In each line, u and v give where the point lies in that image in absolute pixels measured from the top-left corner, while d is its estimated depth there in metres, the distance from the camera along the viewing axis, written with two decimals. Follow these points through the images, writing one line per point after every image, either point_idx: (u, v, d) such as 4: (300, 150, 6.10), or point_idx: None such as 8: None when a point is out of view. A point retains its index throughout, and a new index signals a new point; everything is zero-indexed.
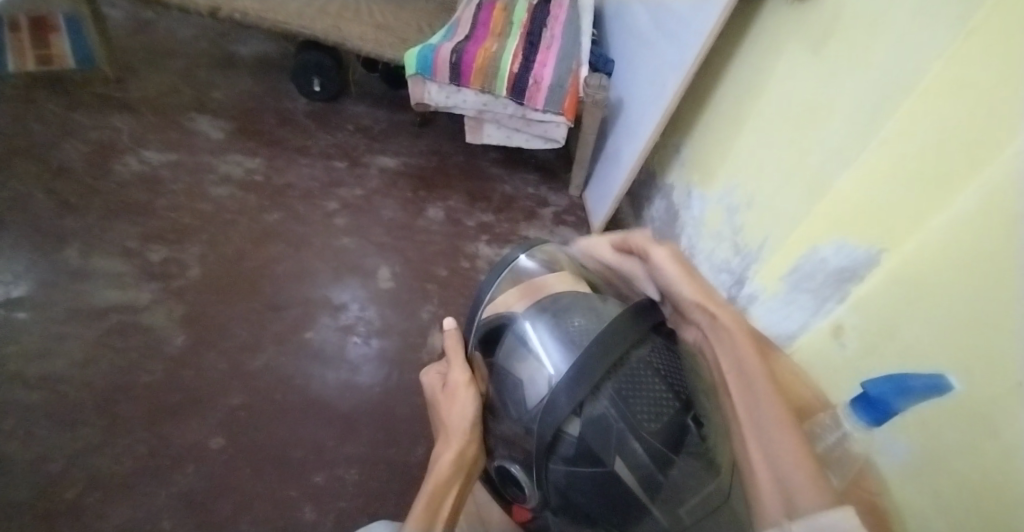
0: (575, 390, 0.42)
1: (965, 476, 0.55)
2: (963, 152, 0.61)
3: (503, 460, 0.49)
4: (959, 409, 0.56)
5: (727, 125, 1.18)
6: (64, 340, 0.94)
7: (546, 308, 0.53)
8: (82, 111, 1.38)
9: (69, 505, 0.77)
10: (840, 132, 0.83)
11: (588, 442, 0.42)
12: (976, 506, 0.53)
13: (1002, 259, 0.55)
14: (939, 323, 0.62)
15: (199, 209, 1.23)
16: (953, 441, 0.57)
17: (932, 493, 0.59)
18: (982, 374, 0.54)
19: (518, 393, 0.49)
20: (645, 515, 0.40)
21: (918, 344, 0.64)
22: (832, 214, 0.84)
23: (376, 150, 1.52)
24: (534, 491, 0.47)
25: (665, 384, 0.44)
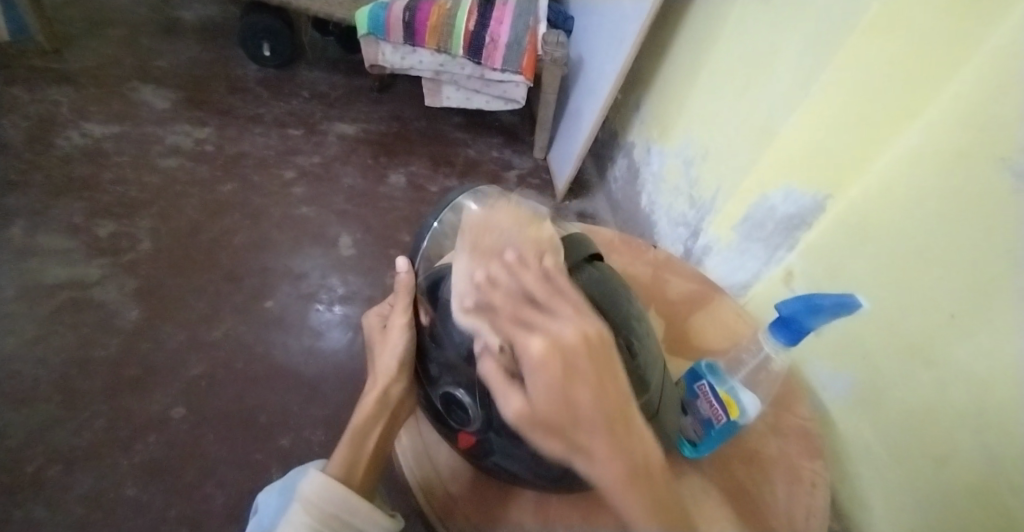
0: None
1: (905, 405, 0.62)
2: (899, 97, 0.64)
3: (447, 388, 0.43)
4: (900, 343, 0.63)
5: (682, 81, 1.18)
6: (12, 319, 0.92)
7: None
8: (15, 83, 1.31)
9: (28, 480, 0.76)
10: (783, 81, 0.84)
11: None
12: (914, 429, 0.61)
13: (941, 208, 0.59)
14: (881, 265, 0.66)
15: (149, 182, 1.19)
16: (893, 373, 0.64)
17: (871, 421, 0.67)
18: (920, 311, 0.61)
19: (453, 321, 0.43)
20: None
21: (861, 284, 0.69)
22: (778, 163, 0.85)
23: (334, 117, 1.48)
24: (477, 413, 0.42)
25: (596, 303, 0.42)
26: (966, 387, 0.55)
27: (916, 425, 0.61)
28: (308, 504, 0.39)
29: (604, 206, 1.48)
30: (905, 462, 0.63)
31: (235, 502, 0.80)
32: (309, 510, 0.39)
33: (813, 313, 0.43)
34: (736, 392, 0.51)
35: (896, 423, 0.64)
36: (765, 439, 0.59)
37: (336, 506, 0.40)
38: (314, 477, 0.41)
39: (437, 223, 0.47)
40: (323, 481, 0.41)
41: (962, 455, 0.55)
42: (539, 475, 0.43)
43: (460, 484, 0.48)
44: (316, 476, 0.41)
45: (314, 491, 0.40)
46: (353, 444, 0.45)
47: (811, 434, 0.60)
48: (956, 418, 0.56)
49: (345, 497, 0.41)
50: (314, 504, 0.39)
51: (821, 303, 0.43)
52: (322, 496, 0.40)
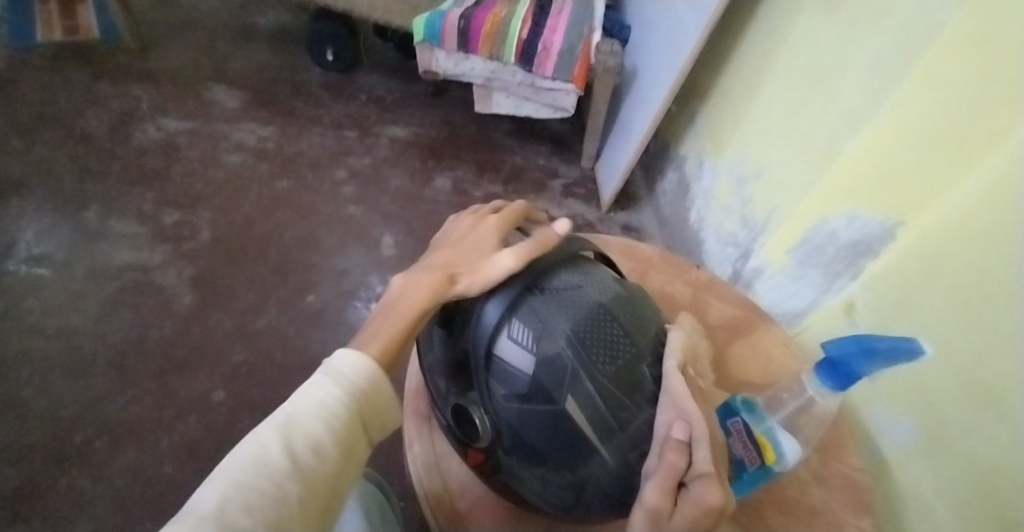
0: (530, 324, 0.39)
1: (974, 462, 0.55)
2: (981, 116, 0.56)
3: (457, 400, 0.41)
4: (970, 389, 0.56)
5: (741, 93, 1.12)
6: (80, 296, 0.99)
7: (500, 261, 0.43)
8: (104, 79, 1.43)
9: (79, 448, 0.82)
10: (852, 97, 0.78)
11: (540, 379, 0.37)
12: (982, 494, 0.54)
13: (1017, 249, 0.52)
14: (957, 304, 0.59)
15: (212, 176, 1.26)
16: (968, 427, 0.56)
17: (935, 476, 0.60)
18: (1001, 359, 0.52)
19: (461, 330, 0.41)
20: (592, 458, 0.38)
21: (934, 322, 0.62)
22: (843, 185, 0.79)
23: (387, 120, 1.52)
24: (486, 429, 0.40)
25: (621, 326, 0.39)
26: None
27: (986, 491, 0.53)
28: (340, 378, 0.35)
29: (651, 220, 1.43)
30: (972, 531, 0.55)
31: None
32: (339, 383, 0.35)
33: (867, 357, 0.38)
34: (773, 434, 0.45)
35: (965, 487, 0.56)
36: (806, 488, 0.54)
37: (368, 396, 0.36)
38: (345, 353, 0.37)
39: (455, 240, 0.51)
40: (364, 366, 0.36)
41: None
42: (548, 501, 0.41)
43: (470, 500, 0.47)
44: (350, 351, 0.37)
45: (347, 365, 0.36)
46: (401, 332, 0.39)
47: (859, 485, 0.55)
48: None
49: (379, 389, 0.37)
50: (349, 380, 0.35)
51: (875, 346, 0.38)
52: (361, 380, 0.36)
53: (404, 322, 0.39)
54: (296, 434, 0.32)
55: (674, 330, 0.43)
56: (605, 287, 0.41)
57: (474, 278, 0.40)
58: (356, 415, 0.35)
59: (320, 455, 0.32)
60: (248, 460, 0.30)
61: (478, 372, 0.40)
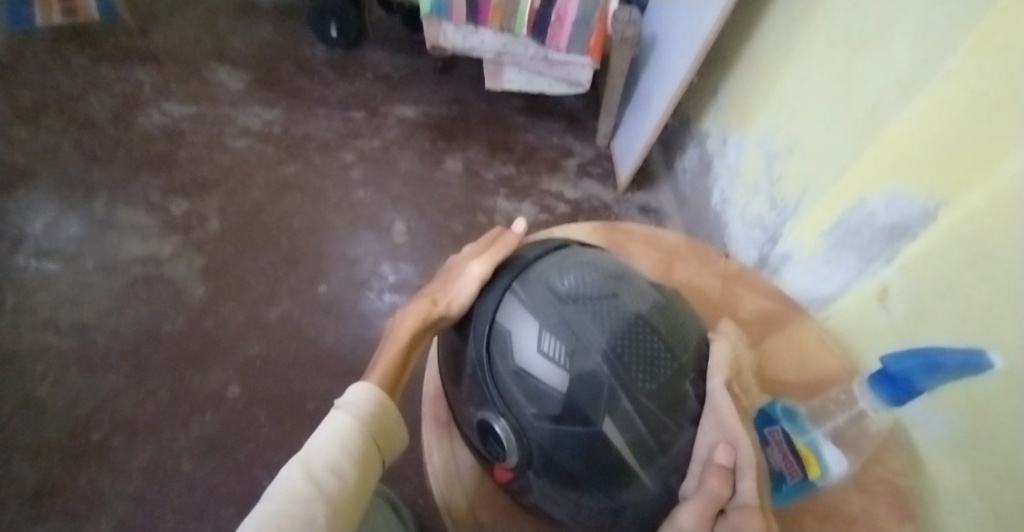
0: (563, 338, 0.35)
1: (1009, 462, 0.50)
2: None
3: (479, 416, 0.38)
4: (1003, 382, 0.51)
5: (772, 62, 1.05)
6: (92, 290, 0.98)
7: (523, 268, 0.40)
8: (105, 62, 1.39)
9: (97, 444, 0.82)
10: (898, 65, 0.72)
11: (574, 399, 0.34)
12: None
13: None
14: (997, 290, 0.53)
15: (219, 162, 1.23)
16: (1005, 419, 0.50)
17: (973, 472, 0.55)
18: None
19: (486, 340, 0.38)
20: (632, 483, 0.35)
21: (972, 310, 0.56)
22: (886, 161, 0.74)
23: (395, 99, 1.46)
24: (514, 449, 0.37)
25: (661, 339, 0.36)
26: None
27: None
28: (351, 408, 0.38)
29: (670, 199, 1.38)
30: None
31: None
32: (351, 413, 0.38)
33: (930, 374, 0.34)
34: (817, 446, 0.43)
35: (1005, 487, 0.51)
36: (847, 496, 0.51)
37: (378, 421, 0.39)
38: (352, 386, 0.39)
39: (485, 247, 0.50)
40: (371, 394, 0.39)
41: None
42: (581, 525, 0.38)
43: (492, 513, 0.45)
44: (357, 384, 0.39)
45: (356, 396, 0.39)
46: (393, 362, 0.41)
47: (903, 492, 0.52)
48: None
49: (387, 414, 0.40)
50: (360, 409, 0.38)
51: (943, 362, 0.34)
52: (369, 404, 0.38)
53: (395, 355, 0.41)
54: (316, 464, 0.34)
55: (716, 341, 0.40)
56: (642, 295, 0.38)
57: (448, 295, 0.42)
58: (369, 438, 0.38)
59: (342, 478, 0.34)
60: (280, 496, 0.32)
61: (505, 388, 0.37)
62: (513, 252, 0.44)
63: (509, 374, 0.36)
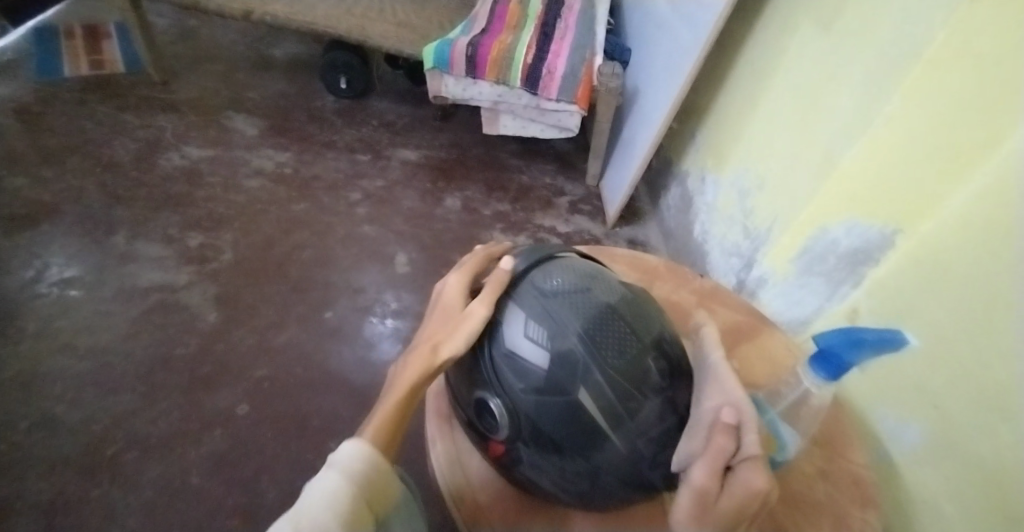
0: (545, 324, 0.42)
1: (982, 457, 0.57)
2: (973, 126, 0.60)
3: (477, 395, 0.45)
4: (975, 388, 0.58)
5: (741, 110, 1.17)
6: (110, 316, 1.04)
7: (508, 269, 0.47)
8: (129, 111, 1.50)
9: (110, 460, 0.85)
10: (847, 112, 0.82)
11: (554, 373, 0.41)
12: (985, 491, 0.57)
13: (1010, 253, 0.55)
14: (956, 307, 0.61)
15: (233, 199, 1.32)
16: (971, 425, 0.58)
17: (941, 475, 0.62)
18: (1003, 358, 0.55)
19: (479, 330, 0.45)
20: (605, 444, 0.41)
21: (935, 326, 0.64)
22: (842, 195, 0.83)
23: (398, 143, 1.58)
24: (505, 421, 0.43)
25: (628, 323, 0.43)
26: None
27: (988, 489, 0.56)
28: (341, 469, 0.37)
29: (656, 234, 1.47)
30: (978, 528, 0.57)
31: (285, 498, 0.85)
32: (342, 473, 0.37)
33: (855, 347, 0.40)
34: (775, 426, 0.48)
35: (968, 485, 0.59)
36: (811, 481, 0.57)
37: (373, 477, 0.38)
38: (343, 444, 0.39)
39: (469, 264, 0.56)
40: (365, 452, 0.38)
41: None
42: (565, 489, 0.44)
43: (490, 495, 0.50)
44: (348, 442, 0.39)
45: (348, 455, 0.38)
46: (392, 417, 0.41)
47: (863, 480, 0.57)
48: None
49: (383, 469, 0.39)
50: (350, 467, 0.38)
51: (863, 337, 0.40)
52: (361, 464, 0.38)
53: (393, 405, 0.41)
54: None
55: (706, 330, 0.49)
56: (612, 288, 0.45)
57: (449, 335, 0.43)
58: (361, 499, 0.37)
59: None
60: None
61: (496, 369, 0.43)
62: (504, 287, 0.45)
63: (500, 357, 0.43)
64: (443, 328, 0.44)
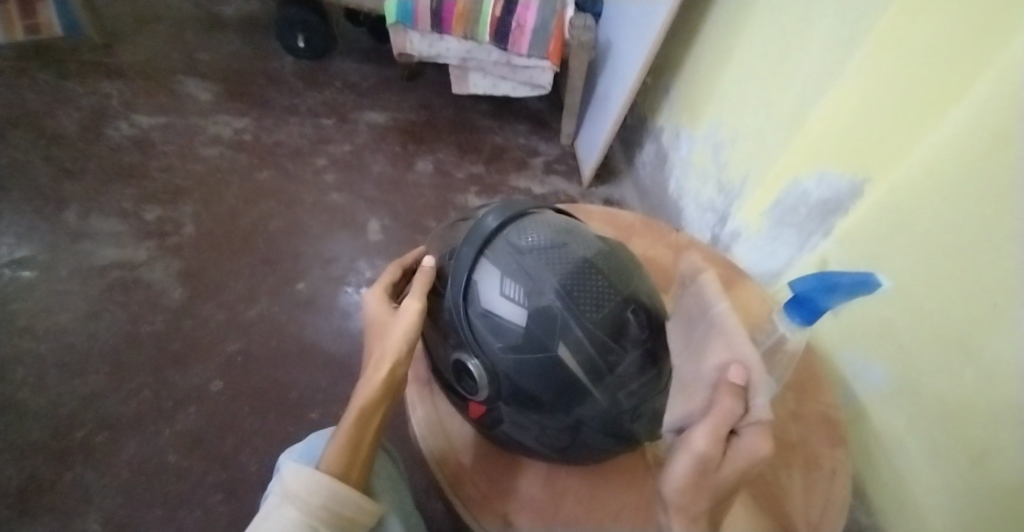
0: (522, 282, 0.41)
1: (944, 397, 0.60)
2: (942, 74, 0.59)
3: (456, 357, 0.44)
4: (937, 334, 0.61)
5: (714, 61, 1.14)
6: (68, 296, 0.99)
7: (479, 226, 0.44)
8: (70, 78, 1.39)
9: (81, 443, 0.83)
10: (818, 60, 0.81)
11: (532, 330, 0.40)
12: (950, 424, 0.60)
13: (981, 198, 0.56)
14: (925, 253, 0.63)
15: (191, 170, 1.25)
16: (937, 364, 0.61)
17: (906, 413, 0.65)
18: (968, 299, 0.57)
19: (454, 290, 0.43)
20: (586, 399, 0.41)
21: (903, 271, 0.66)
22: (812, 146, 0.82)
23: (364, 106, 1.51)
24: (484, 382, 0.42)
25: (606, 277, 0.42)
26: (1008, 382, 0.52)
27: (953, 422, 0.59)
28: (298, 502, 0.35)
29: (631, 192, 1.46)
30: (941, 458, 0.61)
31: (267, 471, 0.84)
32: (303, 509, 0.35)
33: (829, 292, 0.40)
34: None
35: (932, 419, 0.62)
36: (785, 425, 0.58)
37: (337, 509, 0.36)
38: (302, 470, 0.36)
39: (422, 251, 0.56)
40: (327, 483, 0.36)
41: (1002, 455, 0.53)
42: (547, 445, 0.44)
43: (472, 454, 0.50)
44: (308, 472, 0.36)
45: (309, 487, 0.35)
46: (350, 440, 0.39)
47: (836, 421, 0.60)
48: (984, 409, 0.55)
49: (348, 500, 0.36)
50: (311, 503, 0.35)
51: (837, 282, 0.40)
52: (319, 497, 0.35)
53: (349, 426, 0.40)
54: None
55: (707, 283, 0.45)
56: (588, 243, 0.44)
57: (384, 344, 0.43)
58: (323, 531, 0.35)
59: None
60: None
61: (473, 329, 0.42)
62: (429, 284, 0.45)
63: (477, 316, 0.42)
64: (377, 339, 0.44)
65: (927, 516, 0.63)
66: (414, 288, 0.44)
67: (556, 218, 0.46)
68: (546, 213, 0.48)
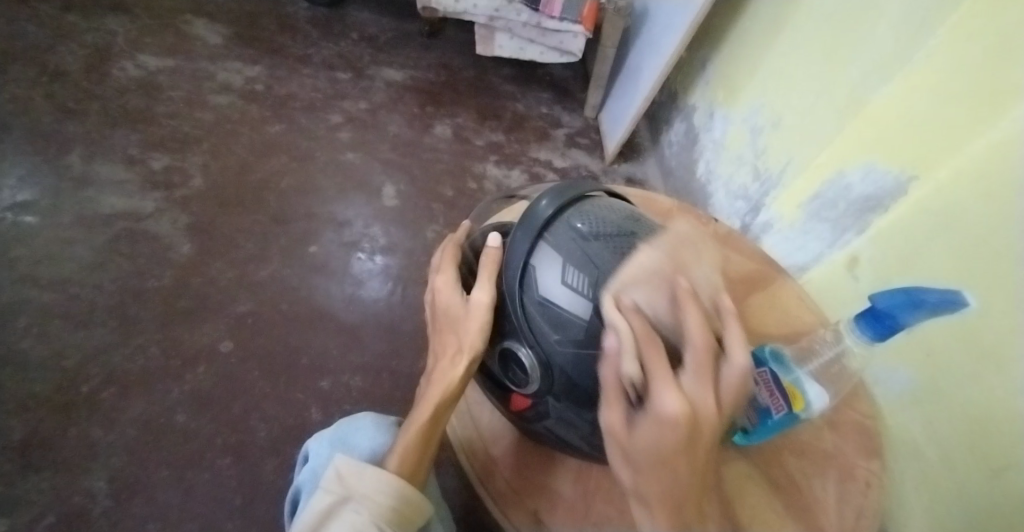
0: (586, 271, 0.39)
1: (966, 408, 0.56)
2: (1007, 66, 0.54)
3: (507, 347, 0.42)
4: (967, 341, 0.56)
5: (761, 38, 1.08)
6: (71, 245, 0.95)
7: (536, 207, 0.41)
8: (75, 12, 1.32)
9: (86, 399, 0.81)
10: (883, 44, 0.74)
11: (598, 325, 0.39)
12: (970, 436, 0.56)
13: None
14: (960, 257, 0.58)
15: (200, 118, 1.19)
16: (961, 371, 0.57)
17: (928, 421, 0.61)
18: (999, 310, 0.53)
19: (509, 276, 0.40)
20: None
21: (936, 275, 0.62)
22: (863, 137, 0.77)
23: (382, 61, 1.44)
24: (536, 376, 0.41)
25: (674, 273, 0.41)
26: None
27: (973, 434, 0.55)
28: (364, 500, 0.36)
29: (655, 171, 1.41)
30: (959, 469, 0.57)
31: (274, 438, 0.82)
32: (370, 510, 0.36)
33: (915, 308, 0.39)
34: (801, 383, 0.46)
35: (951, 427, 0.58)
36: (820, 434, 0.54)
37: (402, 511, 0.37)
38: (365, 471, 0.37)
39: (467, 223, 0.52)
40: (394, 484, 0.37)
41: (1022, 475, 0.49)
42: (595, 445, 0.43)
43: (503, 447, 0.48)
44: (373, 471, 0.37)
45: (374, 487, 0.37)
46: (417, 445, 0.40)
47: (872, 432, 0.55)
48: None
49: (411, 501, 0.38)
50: (379, 505, 0.36)
51: (926, 299, 0.39)
52: (386, 496, 0.36)
53: (422, 425, 0.41)
54: None
55: (644, 249, 0.40)
56: (653, 235, 0.43)
57: (460, 337, 0.42)
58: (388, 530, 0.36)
59: None
60: None
61: (529, 319, 0.40)
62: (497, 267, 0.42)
63: (532, 305, 0.40)
64: (451, 331, 0.43)
65: None
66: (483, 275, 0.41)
67: (620, 206, 0.44)
68: (604, 196, 0.46)
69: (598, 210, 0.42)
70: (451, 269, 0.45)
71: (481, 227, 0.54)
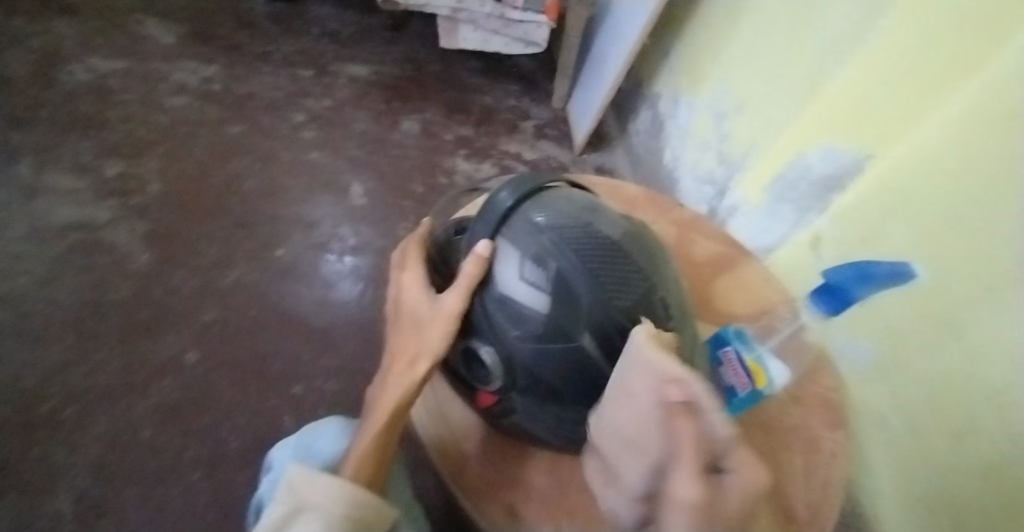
0: (544, 266, 0.38)
1: (928, 378, 0.58)
2: (956, 46, 0.55)
3: (471, 345, 0.43)
4: (927, 312, 0.58)
5: (721, 23, 1.09)
6: (23, 260, 0.91)
7: (493, 204, 0.41)
8: (17, 15, 1.26)
9: (46, 419, 0.78)
10: (838, 25, 0.76)
11: (555, 318, 0.38)
12: (933, 404, 0.58)
13: (983, 180, 0.52)
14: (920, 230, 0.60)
15: (155, 121, 1.15)
16: (922, 342, 0.59)
17: (891, 392, 0.63)
18: (958, 281, 0.54)
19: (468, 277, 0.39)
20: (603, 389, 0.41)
21: (895, 249, 0.64)
22: (821, 118, 0.78)
23: (345, 57, 1.41)
24: (498, 371, 0.42)
25: (633, 263, 0.40)
26: (987, 361, 0.50)
27: (936, 402, 0.57)
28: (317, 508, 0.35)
29: (624, 160, 1.42)
30: (921, 436, 0.59)
31: (249, 447, 0.81)
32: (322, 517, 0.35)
33: (866, 282, 0.41)
34: (764, 361, 0.48)
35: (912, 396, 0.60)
36: (785, 410, 0.55)
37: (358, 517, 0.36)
38: (318, 480, 0.37)
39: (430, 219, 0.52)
40: (347, 490, 0.36)
41: (979, 439, 0.51)
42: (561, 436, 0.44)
43: (474, 443, 0.48)
44: (325, 479, 0.36)
45: (326, 496, 0.36)
46: (376, 451, 0.40)
47: (835, 405, 0.56)
48: (980, 394, 0.51)
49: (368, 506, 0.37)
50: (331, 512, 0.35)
51: (874, 272, 0.42)
52: (338, 504, 0.36)
53: (381, 428, 0.40)
54: None
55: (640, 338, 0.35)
56: (612, 223, 0.41)
57: (421, 339, 0.42)
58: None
59: None
60: None
61: (489, 316, 0.40)
62: (477, 273, 0.39)
63: (493, 302, 0.40)
64: (413, 332, 0.43)
65: (909, 501, 0.61)
66: (458, 281, 0.40)
67: (577, 195, 0.43)
68: (564, 187, 0.44)
69: (555, 201, 0.41)
70: (415, 269, 0.44)
71: (445, 222, 0.54)
